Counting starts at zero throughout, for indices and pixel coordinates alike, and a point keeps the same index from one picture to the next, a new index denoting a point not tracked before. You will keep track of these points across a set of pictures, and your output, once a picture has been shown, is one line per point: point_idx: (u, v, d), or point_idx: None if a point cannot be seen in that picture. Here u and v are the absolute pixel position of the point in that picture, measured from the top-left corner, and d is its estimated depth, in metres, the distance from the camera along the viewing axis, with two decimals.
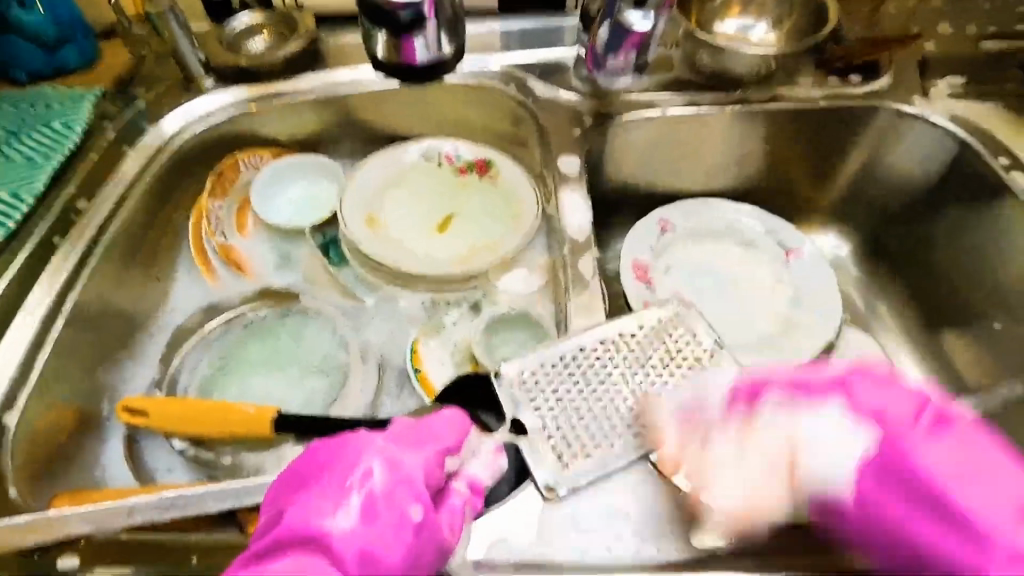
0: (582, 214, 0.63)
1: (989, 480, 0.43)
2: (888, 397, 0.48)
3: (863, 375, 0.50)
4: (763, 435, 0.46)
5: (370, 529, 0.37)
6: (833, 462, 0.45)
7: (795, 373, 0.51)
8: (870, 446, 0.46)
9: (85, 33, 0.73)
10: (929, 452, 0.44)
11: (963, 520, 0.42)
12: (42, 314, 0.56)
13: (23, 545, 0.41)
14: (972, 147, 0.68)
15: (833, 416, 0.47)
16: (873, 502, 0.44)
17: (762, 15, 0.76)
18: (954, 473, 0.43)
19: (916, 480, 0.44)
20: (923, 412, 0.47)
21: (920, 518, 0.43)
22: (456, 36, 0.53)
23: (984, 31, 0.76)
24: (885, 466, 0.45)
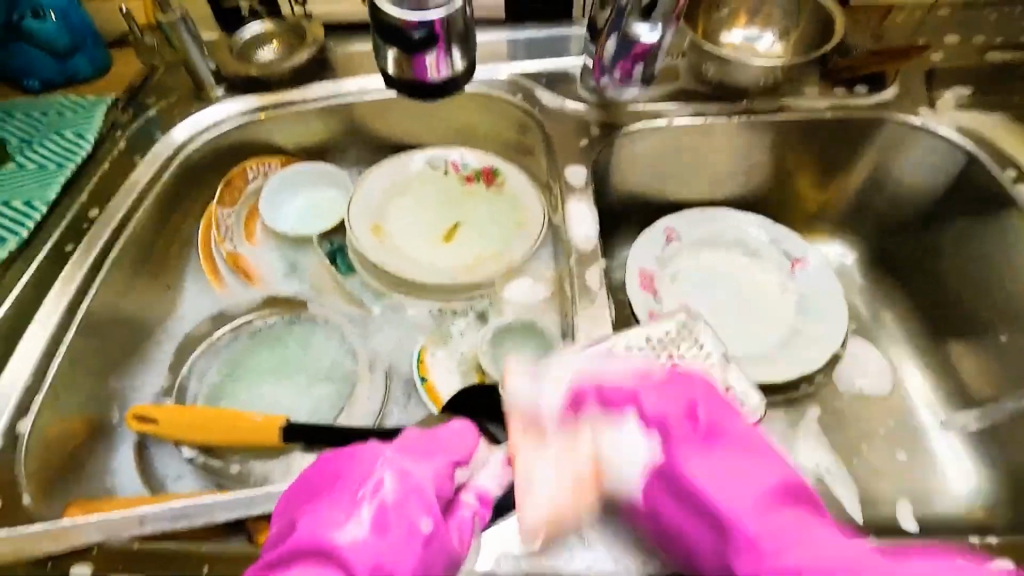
0: (589, 225, 0.63)
1: (741, 467, 0.40)
2: (712, 441, 0.42)
3: (673, 382, 0.46)
4: (580, 463, 0.44)
5: (380, 538, 0.37)
6: (629, 470, 0.44)
7: (602, 382, 0.48)
8: (658, 466, 0.42)
9: (97, 41, 0.74)
10: (750, 502, 0.38)
11: (698, 500, 0.40)
12: (55, 323, 0.56)
13: (36, 554, 0.42)
14: (978, 159, 0.68)
15: (630, 429, 0.45)
16: (660, 510, 0.42)
17: (769, 25, 0.76)
18: (725, 488, 0.39)
19: (675, 470, 0.41)
20: (731, 435, 0.42)
21: (664, 499, 0.42)
22: (468, 53, 0.53)
23: (991, 42, 0.76)
24: (677, 490, 0.41)
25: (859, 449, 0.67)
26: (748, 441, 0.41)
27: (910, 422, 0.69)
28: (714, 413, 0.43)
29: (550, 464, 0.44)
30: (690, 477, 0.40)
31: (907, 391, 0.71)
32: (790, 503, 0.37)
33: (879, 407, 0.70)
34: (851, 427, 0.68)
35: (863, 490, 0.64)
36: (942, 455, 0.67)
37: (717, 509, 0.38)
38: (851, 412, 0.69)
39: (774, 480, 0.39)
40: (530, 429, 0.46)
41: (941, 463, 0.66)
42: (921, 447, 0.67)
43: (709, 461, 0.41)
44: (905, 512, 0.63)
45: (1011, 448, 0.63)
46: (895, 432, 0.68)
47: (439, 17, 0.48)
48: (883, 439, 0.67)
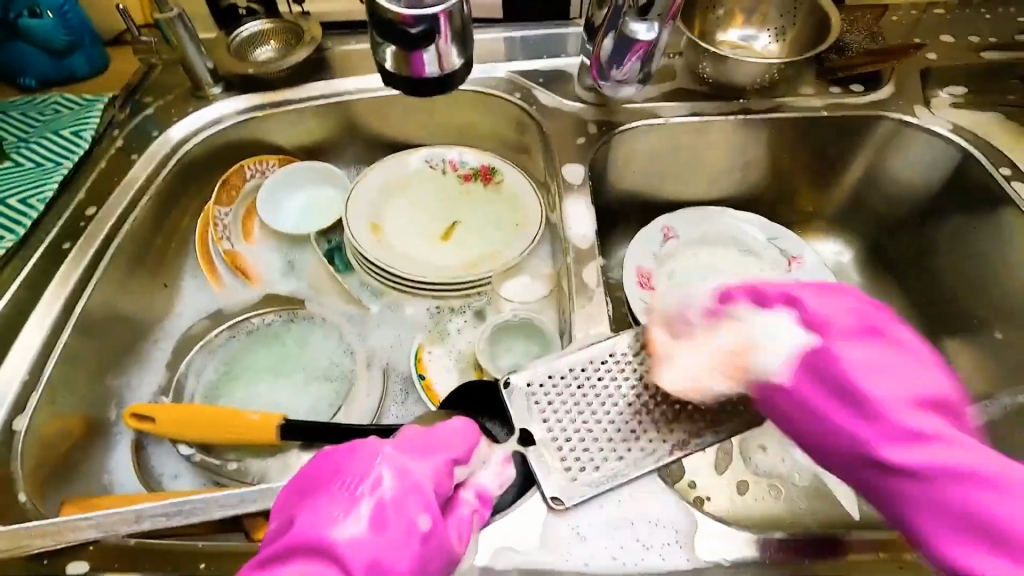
0: (587, 223, 0.63)
1: (893, 365, 0.44)
2: (869, 341, 0.45)
3: (831, 293, 0.48)
4: (717, 342, 0.49)
5: (379, 537, 0.37)
6: (775, 352, 0.46)
7: (751, 283, 0.51)
8: (811, 352, 0.45)
9: (94, 40, 0.74)
10: (908, 402, 0.42)
11: (858, 395, 0.43)
12: (52, 320, 0.56)
13: (32, 551, 0.42)
14: (974, 158, 0.68)
15: (784, 320, 0.47)
16: (808, 433, 0.45)
17: (765, 24, 0.77)
18: (886, 386, 0.43)
19: (833, 360, 0.44)
20: (886, 349, 0.45)
21: (810, 388, 0.44)
22: (465, 49, 0.53)
23: (986, 42, 0.77)
24: (833, 386, 0.44)
25: None
26: (902, 356, 0.45)
27: None
28: (880, 327, 0.46)
29: (697, 352, 0.49)
30: (844, 364, 0.44)
31: None
32: (940, 417, 0.42)
33: None
34: None
35: None
36: None
37: (875, 399, 0.42)
38: None
39: (934, 398, 0.43)
40: (662, 344, 0.52)
41: None
42: None
43: (860, 354, 0.44)
44: None
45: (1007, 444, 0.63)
46: None
47: (436, 13, 0.48)
48: None
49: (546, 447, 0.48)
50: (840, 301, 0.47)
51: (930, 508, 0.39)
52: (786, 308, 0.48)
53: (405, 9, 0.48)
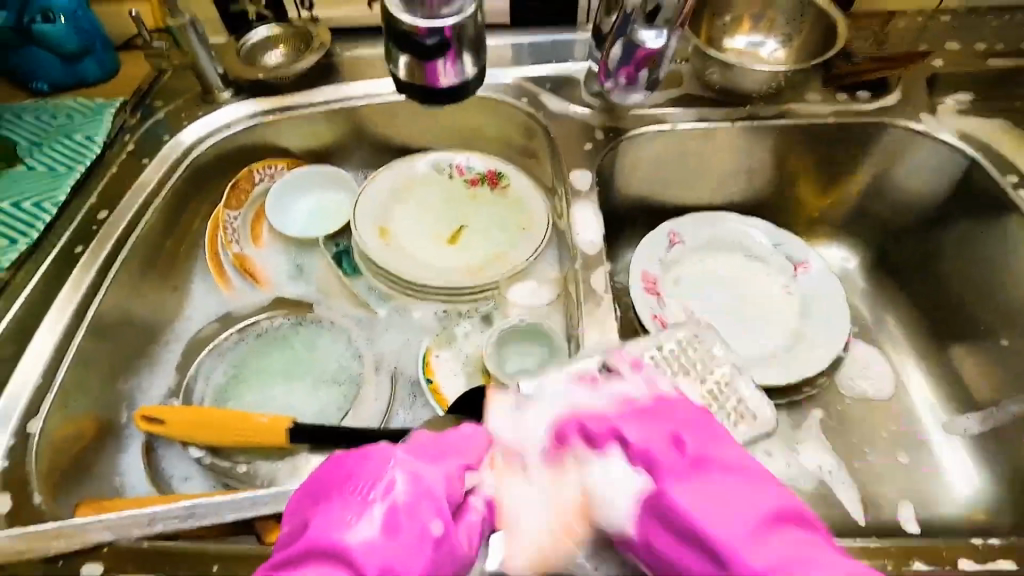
0: (594, 229, 0.64)
1: (740, 491, 0.38)
2: (700, 475, 0.39)
3: (684, 413, 0.44)
4: (565, 488, 0.43)
5: (392, 541, 0.37)
6: (618, 506, 0.41)
7: (583, 413, 0.46)
8: (678, 476, 0.39)
9: (105, 45, 0.75)
10: (746, 536, 0.35)
11: (689, 528, 0.37)
12: (64, 324, 0.57)
13: (47, 552, 0.42)
14: (980, 165, 0.68)
15: (617, 463, 0.42)
16: (657, 555, 0.39)
17: (772, 31, 0.77)
18: (725, 518, 0.36)
19: (665, 500, 0.39)
20: (718, 474, 0.39)
21: (660, 536, 0.39)
22: (478, 58, 0.53)
23: (992, 49, 0.77)
24: (670, 526, 0.38)
25: (861, 452, 0.67)
26: (737, 470, 0.39)
27: (913, 425, 0.69)
28: (697, 441, 0.41)
29: (617, 468, 0.42)
30: (677, 504, 0.38)
31: (908, 393, 0.72)
32: (788, 530, 0.36)
33: (881, 410, 0.70)
34: (854, 430, 0.68)
35: (865, 493, 0.64)
36: (943, 457, 0.67)
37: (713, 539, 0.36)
38: (853, 415, 0.69)
39: (789, 513, 0.37)
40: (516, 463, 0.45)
41: (943, 465, 0.66)
42: (922, 450, 0.68)
43: (692, 486, 0.39)
44: (906, 512, 0.63)
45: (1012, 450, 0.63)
46: (896, 435, 0.68)
47: (450, 23, 0.48)
48: (885, 442, 0.68)
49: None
50: (657, 423, 0.43)
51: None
52: (619, 446, 0.43)
53: (420, 20, 0.48)
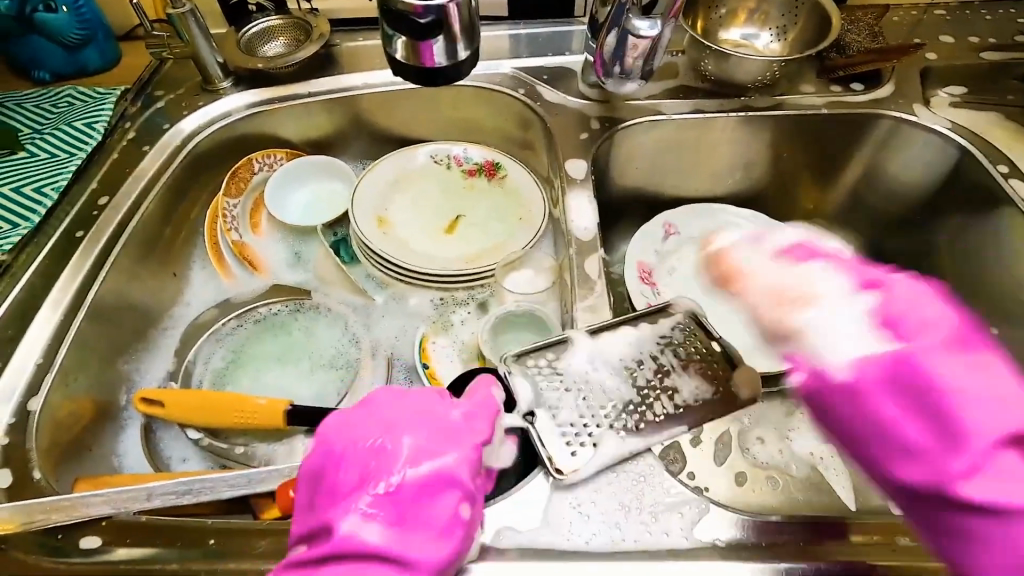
0: (589, 217, 0.64)
1: (1007, 403, 0.38)
2: (958, 352, 0.41)
3: (929, 300, 0.45)
4: (808, 322, 0.49)
5: (408, 524, 0.40)
6: (847, 349, 0.45)
7: (845, 270, 0.51)
8: (890, 359, 0.42)
9: (107, 35, 0.76)
10: (998, 436, 0.37)
11: (947, 412, 0.39)
12: (65, 306, 0.57)
13: (47, 525, 0.43)
14: (973, 156, 0.69)
15: (861, 321, 0.46)
16: (858, 402, 0.43)
17: (767, 24, 0.78)
18: (985, 415, 0.38)
19: (912, 371, 0.41)
20: (985, 372, 0.40)
21: (879, 394, 0.42)
22: (473, 42, 0.54)
23: (986, 43, 0.77)
24: (913, 395, 0.41)
25: None
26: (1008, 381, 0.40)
27: None
28: (962, 343, 0.42)
29: (830, 307, 0.48)
30: (936, 380, 0.40)
31: None
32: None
33: None
34: None
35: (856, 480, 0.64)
36: None
37: (966, 425, 0.38)
38: None
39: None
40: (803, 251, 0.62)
41: None
42: None
43: (959, 362, 0.40)
44: None
45: None
46: None
47: (446, 3, 0.49)
48: None
49: (551, 432, 0.48)
50: (929, 306, 0.44)
51: (1000, 551, 0.36)
52: (861, 302, 0.47)
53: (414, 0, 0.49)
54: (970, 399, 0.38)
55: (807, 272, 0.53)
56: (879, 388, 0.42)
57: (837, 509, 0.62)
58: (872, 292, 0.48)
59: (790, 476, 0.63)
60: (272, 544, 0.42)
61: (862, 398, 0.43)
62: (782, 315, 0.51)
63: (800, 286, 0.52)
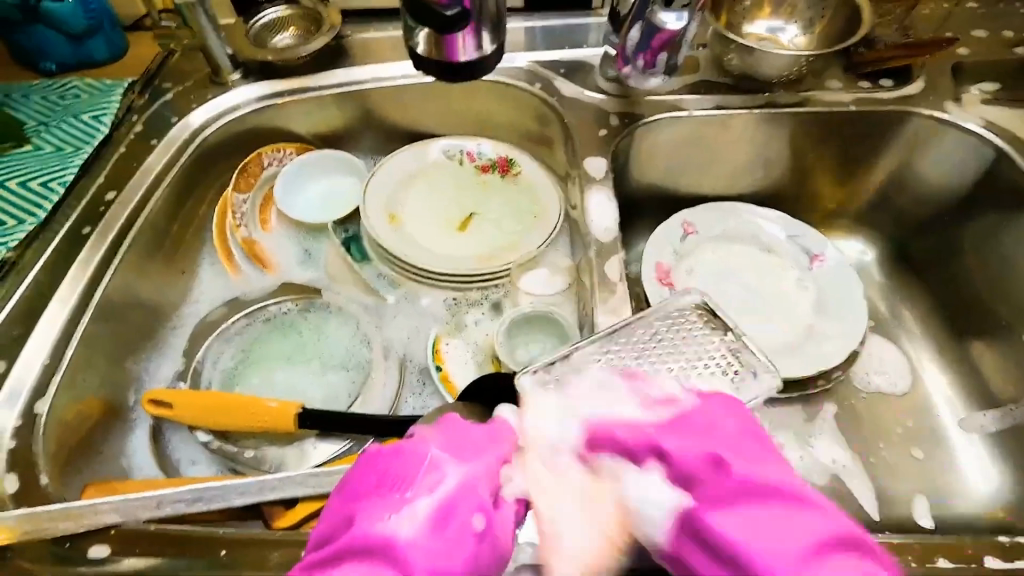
0: (609, 217, 0.62)
1: (783, 523, 0.36)
2: (734, 499, 0.39)
3: (704, 415, 0.43)
4: (604, 500, 0.42)
5: (434, 540, 0.37)
6: (656, 521, 0.40)
7: (615, 424, 0.44)
8: (682, 514, 0.40)
9: (114, 24, 0.74)
10: (796, 557, 0.35)
11: (744, 565, 0.36)
12: (72, 303, 0.56)
13: (54, 534, 0.42)
14: (1007, 156, 0.66)
15: (654, 479, 0.42)
16: (692, 572, 0.39)
17: (793, 16, 0.75)
18: (763, 542, 0.36)
19: (697, 518, 0.39)
20: (784, 499, 0.38)
21: (693, 551, 0.39)
22: (496, 33, 0.53)
23: (1019, 37, 0.75)
24: (721, 558, 0.37)
25: (876, 448, 0.66)
26: (792, 497, 0.38)
27: (929, 421, 0.68)
28: (748, 462, 0.40)
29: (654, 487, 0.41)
30: (721, 532, 0.37)
31: (925, 388, 0.70)
32: (853, 559, 0.35)
33: (897, 405, 0.69)
34: (868, 425, 0.67)
35: (879, 489, 0.63)
36: (960, 455, 0.66)
37: (762, 563, 0.35)
38: (868, 410, 0.68)
39: (828, 537, 0.36)
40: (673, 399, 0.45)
41: (960, 462, 0.65)
42: (939, 447, 0.66)
43: (766, 517, 0.37)
44: (920, 508, 0.62)
45: None
46: (913, 430, 0.67)
47: None
48: (899, 437, 0.67)
49: (574, 448, 0.44)
50: (696, 434, 0.42)
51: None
52: (658, 462, 0.42)
53: None
54: (790, 560, 0.35)
55: (565, 495, 0.42)
56: (696, 561, 0.39)
57: (859, 518, 0.60)
58: (657, 464, 0.42)
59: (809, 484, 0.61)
60: (286, 556, 0.40)
61: (741, 565, 0.36)
62: (619, 532, 0.41)
63: (608, 499, 0.42)
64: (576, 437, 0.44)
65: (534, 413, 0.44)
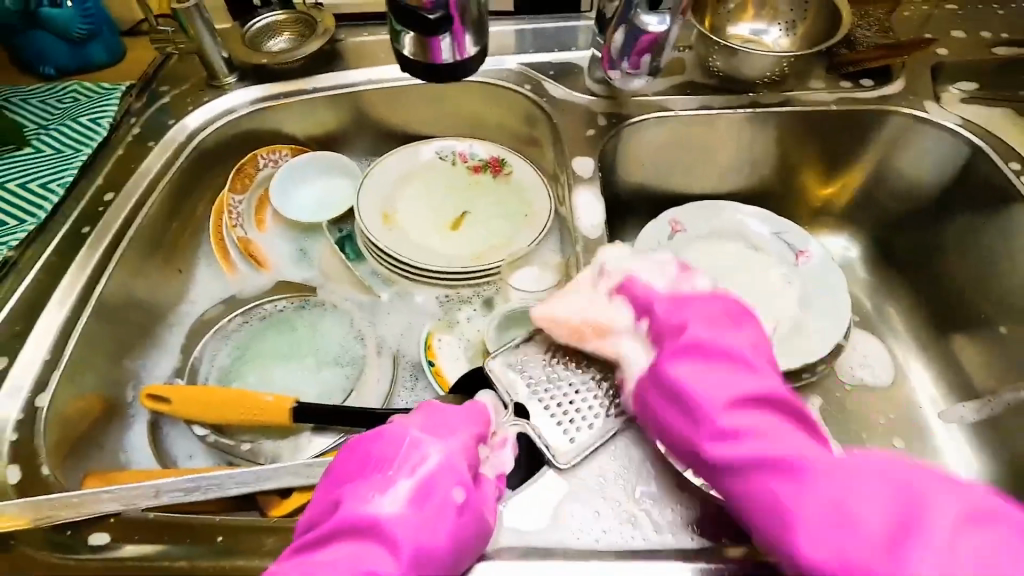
0: (596, 214, 0.64)
1: (721, 376, 0.44)
2: (693, 357, 0.45)
3: (698, 300, 0.49)
4: (619, 326, 0.49)
5: (418, 515, 0.39)
6: (637, 360, 0.48)
7: (645, 286, 0.51)
8: (647, 370, 0.46)
9: (112, 31, 0.76)
10: (725, 403, 0.42)
11: (693, 403, 0.43)
12: (72, 301, 0.58)
13: (56, 522, 0.43)
14: (983, 152, 0.68)
15: (637, 338, 0.49)
16: (649, 408, 0.45)
17: (776, 19, 0.76)
18: (711, 387, 0.43)
19: (662, 369, 0.45)
20: (721, 356, 0.45)
21: (653, 395, 0.45)
22: (480, 38, 0.55)
23: (998, 38, 0.77)
24: (667, 395, 0.44)
25: (858, 440, 0.67)
26: (736, 360, 0.45)
27: (912, 413, 0.70)
28: (705, 332, 0.46)
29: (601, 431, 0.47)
30: (677, 379, 0.44)
31: (908, 381, 0.72)
32: (768, 416, 0.43)
33: (880, 397, 0.70)
34: (851, 417, 0.68)
35: None
36: (943, 445, 0.67)
37: (701, 402, 0.42)
38: (852, 402, 0.69)
39: (760, 396, 0.43)
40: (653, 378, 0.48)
41: (943, 452, 0.67)
42: (921, 438, 0.68)
43: (690, 368, 0.44)
44: None
45: (1010, 439, 0.63)
46: (895, 421, 0.69)
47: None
48: (882, 428, 0.68)
49: (543, 417, 0.47)
50: (709, 306, 0.48)
51: (755, 504, 0.40)
52: (645, 321, 0.49)
53: None
54: (789, 448, 0.40)
55: (595, 311, 0.50)
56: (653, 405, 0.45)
57: None
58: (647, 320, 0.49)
59: None
60: (281, 541, 0.42)
61: (670, 415, 0.44)
62: (608, 350, 0.49)
63: (608, 338, 0.49)
64: (628, 278, 0.52)
65: (505, 388, 0.48)
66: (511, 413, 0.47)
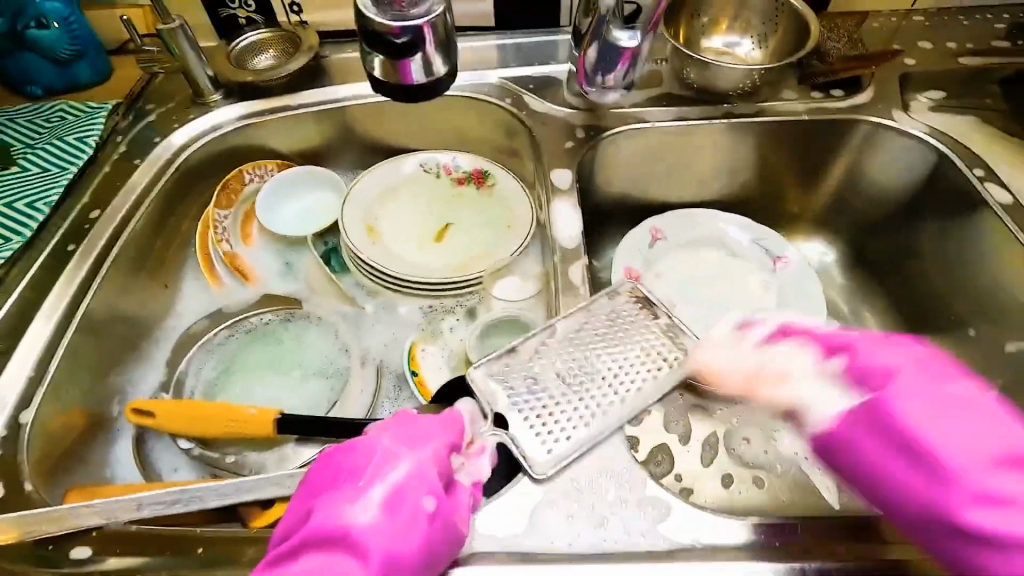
0: (573, 225, 0.65)
1: (977, 428, 0.43)
2: (939, 410, 0.44)
3: (887, 342, 0.49)
4: (767, 357, 0.52)
5: (389, 524, 0.40)
6: (833, 404, 0.47)
7: (808, 329, 0.53)
8: (857, 411, 0.46)
9: (99, 50, 0.77)
10: (988, 462, 0.41)
11: (932, 459, 0.42)
12: (57, 317, 0.58)
13: (36, 536, 0.43)
14: (949, 160, 0.70)
15: (824, 369, 0.49)
16: (852, 451, 0.45)
17: (747, 32, 0.79)
18: (962, 450, 0.42)
19: (888, 417, 0.45)
20: (972, 412, 0.43)
21: (865, 441, 0.45)
22: (449, 57, 0.56)
23: (964, 48, 0.79)
24: (893, 443, 0.44)
25: None
26: (967, 408, 0.44)
27: None
28: (914, 386, 0.45)
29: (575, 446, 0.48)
30: (902, 423, 0.44)
31: None
32: None
33: None
34: None
35: None
36: None
37: (943, 458, 0.42)
38: None
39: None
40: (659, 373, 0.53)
41: None
42: None
43: (923, 409, 0.44)
44: None
45: None
46: None
47: (419, 23, 0.52)
48: None
49: (520, 425, 0.49)
50: (894, 351, 0.48)
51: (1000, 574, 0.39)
52: (838, 359, 0.49)
53: (391, 20, 0.51)
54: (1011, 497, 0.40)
55: (734, 356, 0.53)
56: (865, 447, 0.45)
57: (818, 509, 0.62)
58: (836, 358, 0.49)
59: (775, 476, 0.64)
60: (258, 553, 0.42)
61: (881, 465, 0.44)
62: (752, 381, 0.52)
63: (754, 363, 0.52)
64: (768, 326, 0.55)
65: (485, 399, 0.51)
66: (489, 423, 0.49)
